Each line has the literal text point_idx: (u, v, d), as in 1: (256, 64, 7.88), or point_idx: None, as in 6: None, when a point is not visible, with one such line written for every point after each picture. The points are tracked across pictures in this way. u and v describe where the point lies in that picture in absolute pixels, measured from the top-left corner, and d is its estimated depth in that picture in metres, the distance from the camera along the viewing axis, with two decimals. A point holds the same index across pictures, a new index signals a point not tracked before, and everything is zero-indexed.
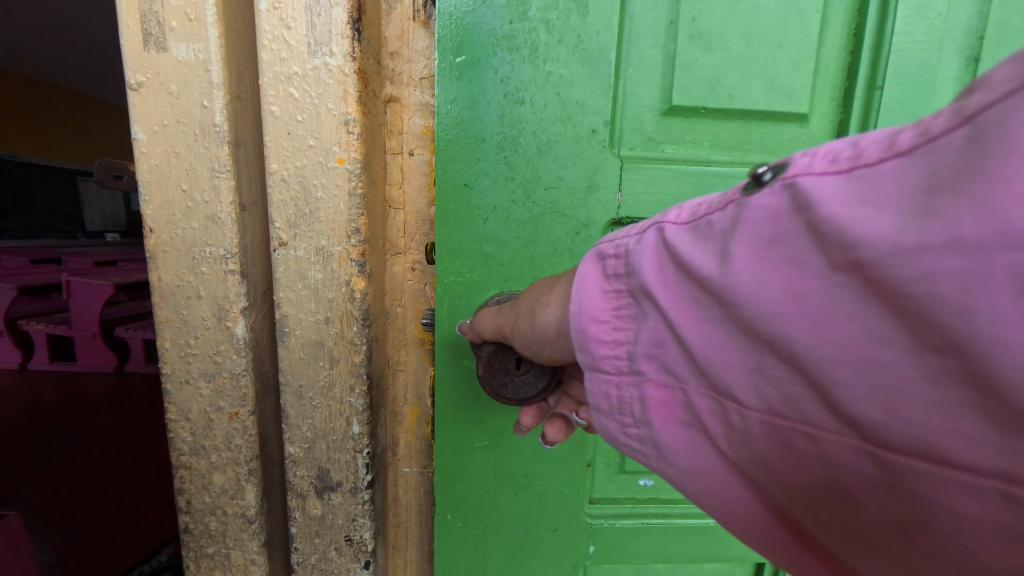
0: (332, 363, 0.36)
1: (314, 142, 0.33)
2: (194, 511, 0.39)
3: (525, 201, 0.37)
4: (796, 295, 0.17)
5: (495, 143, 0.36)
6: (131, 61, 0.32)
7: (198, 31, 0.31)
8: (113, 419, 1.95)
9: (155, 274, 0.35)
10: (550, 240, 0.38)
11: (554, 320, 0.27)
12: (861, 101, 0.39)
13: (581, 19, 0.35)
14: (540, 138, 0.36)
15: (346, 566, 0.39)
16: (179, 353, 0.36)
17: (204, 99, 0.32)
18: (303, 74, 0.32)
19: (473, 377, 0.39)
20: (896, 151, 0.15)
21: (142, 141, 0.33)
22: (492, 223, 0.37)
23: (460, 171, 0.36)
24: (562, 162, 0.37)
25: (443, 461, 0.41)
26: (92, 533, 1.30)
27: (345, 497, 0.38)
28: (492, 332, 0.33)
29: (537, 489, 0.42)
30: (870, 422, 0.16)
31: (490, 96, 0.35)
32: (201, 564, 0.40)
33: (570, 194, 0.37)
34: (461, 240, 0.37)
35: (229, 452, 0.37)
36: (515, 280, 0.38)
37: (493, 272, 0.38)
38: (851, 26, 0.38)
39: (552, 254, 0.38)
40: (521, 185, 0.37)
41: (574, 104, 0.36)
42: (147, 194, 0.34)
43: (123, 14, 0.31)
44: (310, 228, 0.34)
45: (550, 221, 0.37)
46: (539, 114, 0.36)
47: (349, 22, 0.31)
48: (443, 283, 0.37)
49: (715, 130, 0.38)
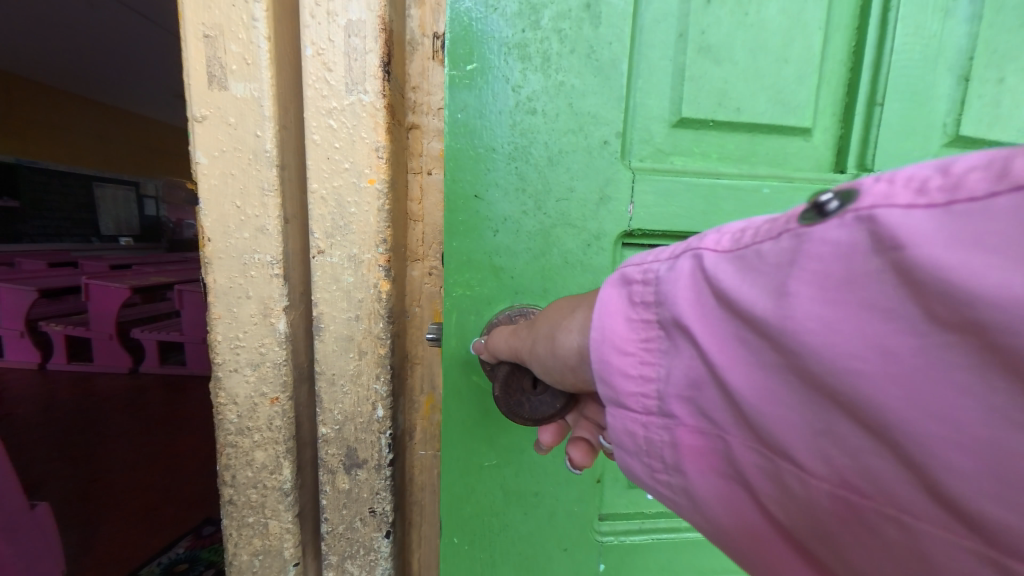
0: (360, 354, 0.41)
1: (348, 165, 0.38)
2: (237, 484, 0.44)
3: (536, 212, 0.42)
4: (883, 354, 0.17)
5: (505, 152, 0.41)
6: (197, 99, 0.38)
7: (253, 72, 0.37)
8: (121, 430, 2.06)
9: (211, 277, 0.40)
10: (561, 252, 0.43)
11: (574, 344, 0.31)
12: (863, 115, 0.45)
13: (594, 29, 0.40)
14: (552, 149, 0.41)
15: (370, 536, 0.44)
16: (229, 345, 0.41)
17: (257, 129, 0.38)
18: (341, 109, 0.37)
19: (483, 392, 0.44)
20: (1013, 185, 0.15)
21: (204, 164, 0.39)
22: (502, 234, 0.42)
23: (469, 181, 0.41)
24: (573, 173, 0.42)
25: (451, 480, 0.46)
26: (97, 551, 1.37)
27: (369, 473, 0.43)
28: (508, 354, 0.37)
29: (548, 506, 0.47)
30: (994, 523, 0.16)
31: (502, 105, 0.40)
32: (241, 533, 0.45)
33: (581, 205, 0.42)
34: (469, 251, 0.42)
35: (270, 433, 0.42)
36: (524, 292, 0.43)
37: (504, 283, 0.43)
38: (852, 44, 0.44)
39: (563, 266, 0.43)
40: (532, 196, 0.42)
41: (586, 115, 0.41)
42: (205, 208, 0.39)
43: (192, 60, 0.37)
44: (344, 238, 0.39)
45: (561, 232, 0.43)
46: (550, 124, 0.41)
47: (381, 65, 0.37)
48: (451, 298, 0.43)
49: (723, 141, 0.44)
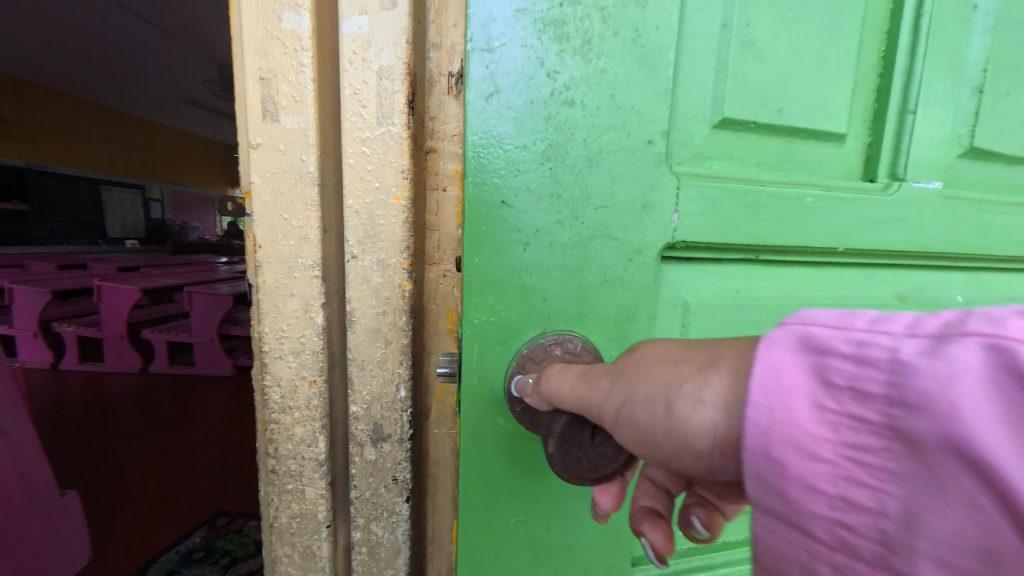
0: (386, 344, 0.48)
1: (377, 184, 0.46)
2: (279, 455, 0.51)
3: (573, 219, 0.44)
4: None
5: (539, 150, 0.42)
6: (252, 130, 0.45)
7: (300, 109, 0.45)
8: (130, 432, 2.14)
9: (260, 278, 0.48)
10: (598, 268, 0.45)
11: (703, 422, 0.27)
12: (894, 123, 0.50)
13: (639, 15, 0.41)
14: (590, 148, 0.43)
15: (393, 500, 0.51)
16: (275, 336, 0.49)
17: (303, 155, 0.45)
18: (372, 139, 0.45)
19: (511, 437, 0.47)
20: None
21: (257, 183, 0.46)
22: (533, 247, 0.44)
23: (497, 189, 0.42)
24: (612, 176, 0.44)
25: (481, 533, 0.49)
26: (117, 543, 1.43)
27: (392, 445, 0.50)
28: (571, 403, 0.35)
29: (581, 556, 0.50)
30: None
31: (541, 98, 0.42)
32: (281, 498, 0.52)
33: (621, 213, 0.44)
34: (493, 271, 0.44)
35: (308, 410, 0.50)
36: (556, 316, 0.45)
37: (534, 303, 0.45)
38: (882, 48, 0.48)
39: (599, 283, 0.45)
40: (568, 203, 0.44)
41: (628, 110, 0.43)
42: (257, 219, 0.47)
43: (250, 97, 0.45)
44: (374, 245, 0.47)
45: (600, 244, 0.45)
46: (588, 119, 0.42)
47: (406, 103, 0.44)
48: (476, 324, 0.44)
49: (762, 145, 0.48)
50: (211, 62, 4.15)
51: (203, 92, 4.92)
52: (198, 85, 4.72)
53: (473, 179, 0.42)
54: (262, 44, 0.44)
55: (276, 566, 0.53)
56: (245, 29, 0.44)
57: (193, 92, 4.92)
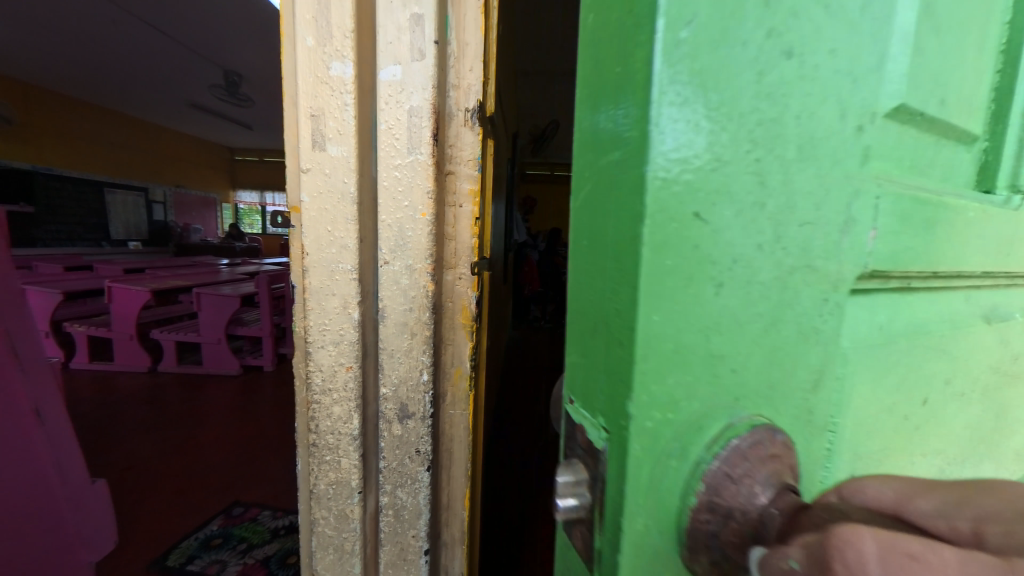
0: (412, 335, 0.58)
1: (406, 203, 0.55)
2: (319, 431, 0.60)
3: (774, 245, 0.27)
4: None
5: (744, 125, 0.25)
6: (303, 156, 0.55)
7: (344, 139, 0.54)
8: (143, 429, 2.22)
9: (306, 279, 0.57)
10: (795, 320, 0.29)
11: None
12: None
13: None
14: (804, 125, 0.26)
15: (416, 468, 0.60)
16: (318, 329, 0.58)
17: (344, 177, 0.54)
18: (403, 165, 0.54)
19: None
20: None
21: (306, 201, 0.55)
22: (722, 293, 0.26)
23: (686, 196, 0.24)
24: (822, 172, 0.28)
25: None
26: (141, 529, 1.51)
27: (416, 421, 0.59)
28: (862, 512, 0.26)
29: None
30: None
31: (748, 35, 0.24)
32: (319, 468, 0.61)
33: (827, 233, 0.28)
34: (679, 334, 0.26)
35: (344, 392, 0.59)
36: (742, 400, 0.28)
37: (715, 385, 0.27)
38: None
39: (791, 345, 0.29)
40: (771, 218, 0.27)
41: (848, 73, 0.27)
42: (305, 231, 0.56)
43: (302, 130, 0.54)
44: (403, 252, 0.56)
45: (799, 283, 0.28)
46: (808, 77, 0.26)
47: (432, 136, 0.54)
48: (642, 430, 0.26)
49: (940, 129, 0.34)
50: (216, 67, 4.26)
51: (207, 96, 5.02)
52: (203, 90, 4.82)
53: (641, 177, 0.24)
54: (313, 87, 0.53)
55: (315, 527, 0.62)
56: (301, 75, 0.53)
57: (197, 96, 5.02)
